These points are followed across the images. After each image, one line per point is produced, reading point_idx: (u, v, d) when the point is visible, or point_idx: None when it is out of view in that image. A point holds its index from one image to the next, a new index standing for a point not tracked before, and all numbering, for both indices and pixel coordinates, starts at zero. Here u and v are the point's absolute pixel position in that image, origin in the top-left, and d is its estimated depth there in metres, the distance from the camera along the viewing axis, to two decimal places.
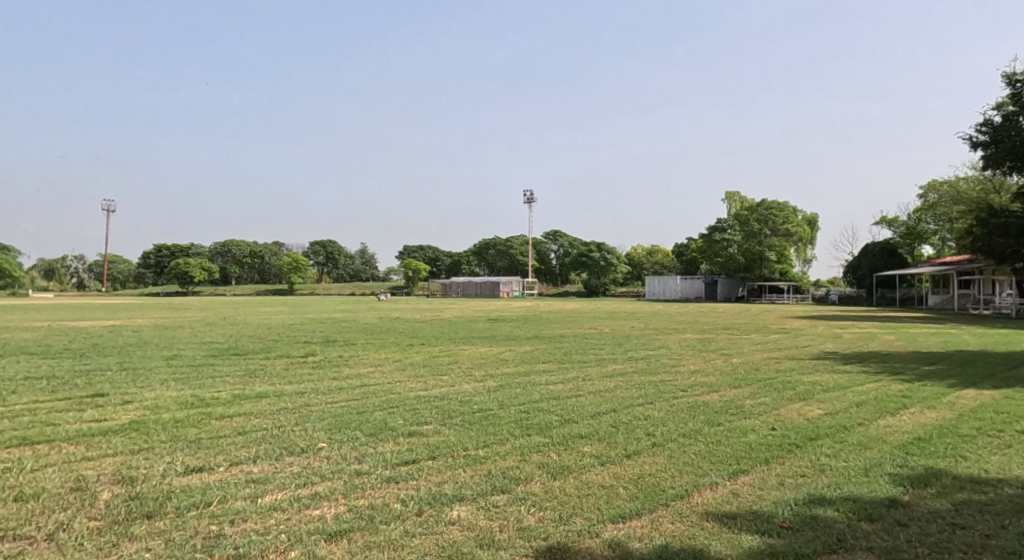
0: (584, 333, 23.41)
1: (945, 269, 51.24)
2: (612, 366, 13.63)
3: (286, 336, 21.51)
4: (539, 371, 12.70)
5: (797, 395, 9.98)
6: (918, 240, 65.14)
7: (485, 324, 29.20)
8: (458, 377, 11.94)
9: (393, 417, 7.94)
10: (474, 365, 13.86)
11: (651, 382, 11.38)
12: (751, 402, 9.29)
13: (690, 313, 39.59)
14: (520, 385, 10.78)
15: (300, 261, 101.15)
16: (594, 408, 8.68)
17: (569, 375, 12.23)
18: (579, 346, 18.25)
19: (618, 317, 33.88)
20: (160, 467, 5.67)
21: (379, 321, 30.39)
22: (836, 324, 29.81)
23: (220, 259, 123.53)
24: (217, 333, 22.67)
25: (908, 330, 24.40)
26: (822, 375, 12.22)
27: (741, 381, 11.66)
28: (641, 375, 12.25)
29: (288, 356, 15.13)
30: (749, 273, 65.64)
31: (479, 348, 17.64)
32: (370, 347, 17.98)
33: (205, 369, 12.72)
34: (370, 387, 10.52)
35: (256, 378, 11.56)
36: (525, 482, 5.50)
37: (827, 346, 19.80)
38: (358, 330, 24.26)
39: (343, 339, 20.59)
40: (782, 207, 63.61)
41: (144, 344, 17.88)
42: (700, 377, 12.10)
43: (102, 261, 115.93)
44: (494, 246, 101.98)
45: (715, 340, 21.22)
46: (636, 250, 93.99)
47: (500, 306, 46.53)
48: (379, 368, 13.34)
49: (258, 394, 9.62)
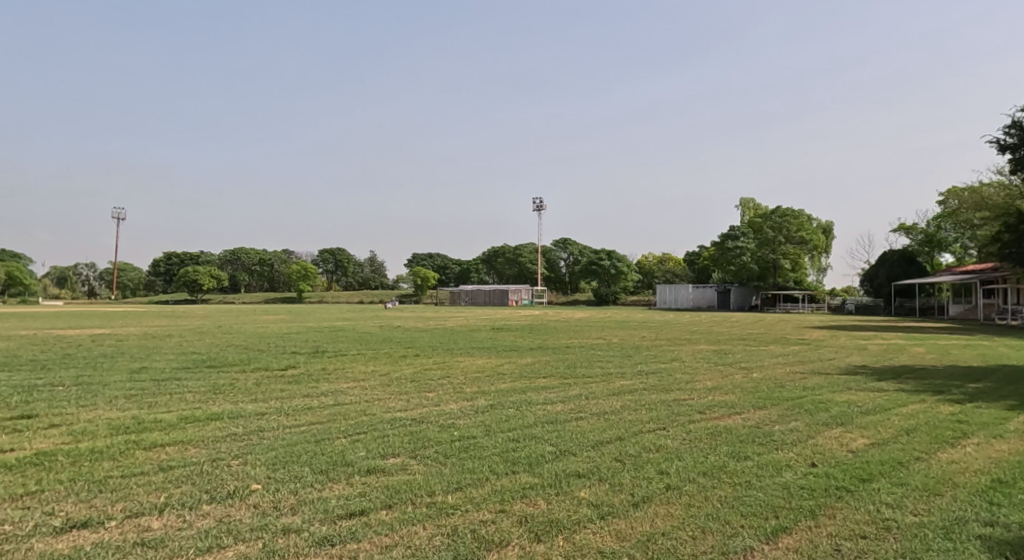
0: (591, 343, 22.11)
1: (967, 278, 49.61)
2: (621, 382, 12.27)
3: (276, 345, 20.35)
4: (537, 388, 11.38)
5: (834, 419, 8.59)
6: (938, 248, 63.41)
7: (488, 333, 27.86)
8: (445, 395, 10.65)
9: (355, 448, 6.65)
10: (466, 380, 12.55)
11: (664, 402, 10.06)
12: (781, 428, 7.93)
13: (703, 322, 38.10)
14: (514, 405, 9.46)
15: (309, 269, 100.46)
16: (597, 436, 7.37)
17: (571, 393, 10.88)
18: (584, 358, 16.90)
19: (628, 326, 32.47)
20: (32, 523, 4.43)
21: (379, 330, 29.19)
22: (858, 334, 28.28)
23: (230, 267, 123.25)
24: (205, 342, 21.51)
25: (938, 342, 22.88)
26: (857, 394, 10.82)
27: (766, 401, 10.28)
28: (652, 393, 10.89)
29: (265, 368, 13.90)
30: (764, 281, 64.41)
31: (476, 361, 16.30)
32: (360, 358, 16.73)
33: (167, 383, 11.46)
34: (342, 407, 9.23)
35: (218, 395, 10.30)
36: (502, 550, 4.25)
37: (854, 359, 18.39)
38: (354, 340, 23.04)
39: (336, 349, 19.36)
40: (797, 214, 62.14)
41: (119, 355, 16.70)
42: (719, 397, 10.73)
43: (113, 269, 115.72)
44: (503, 254, 100.80)
45: (732, 352, 19.77)
46: (647, 259, 92.50)
47: (508, 315, 45.33)
48: (361, 383, 12.08)
49: (210, 416, 8.37)
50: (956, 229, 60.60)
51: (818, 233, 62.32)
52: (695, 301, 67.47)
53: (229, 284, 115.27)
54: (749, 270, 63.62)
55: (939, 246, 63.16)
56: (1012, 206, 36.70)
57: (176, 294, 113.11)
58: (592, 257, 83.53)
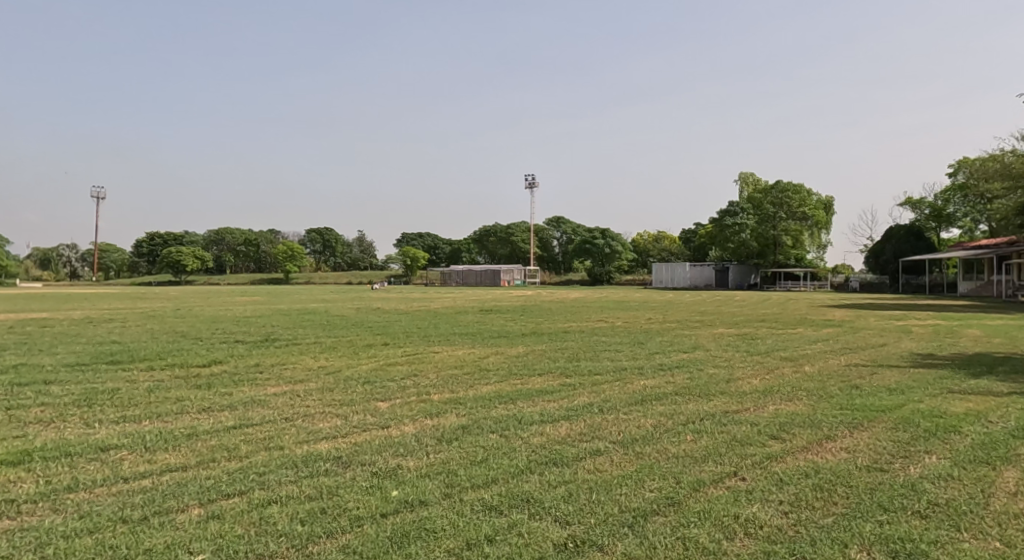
0: (592, 327, 19.18)
1: (981, 253, 46.88)
2: (645, 384, 9.21)
3: (224, 332, 17.19)
4: (532, 396, 8.30)
5: (989, 452, 5.63)
6: (946, 223, 60.65)
7: (475, 316, 24.80)
8: (401, 407, 7.53)
9: (202, 542, 3.65)
10: (438, 382, 9.45)
11: (718, 416, 7.08)
12: (922, 474, 5.00)
13: (708, 302, 35.08)
14: (496, 428, 6.35)
15: (295, 249, 97.09)
16: (636, 500, 4.38)
17: (582, 402, 7.80)
18: (589, 348, 13.75)
19: (630, 307, 29.38)
20: None
21: (354, 313, 26.11)
22: (887, 316, 25.41)
23: (215, 248, 119.90)
24: (143, 328, 18.32)
25: (987, 324, 20.08)
26: (973, 402, 7.88)
27: (857, 414, 7.26)
28: (690, 402, 7.79)
29: (179, 364, 10.68)
30: (763, 259, 61.25)
31: (455, 353, 13.14)
32: (315, 350, 13.61)
33: (17, 391, 8.21)
34: (238, 435, 6.09)
35: (75, 409, 7.12)
36: None
37: (906, 345, 15.56)
38: (319, 326, 19.83)
39: (291, 337, 16.26)
40: (798, 188, 58.83)
41: (16, 346, 13.43)
42: (784, 407, 7.70)
43: (94, 251, 111.52)
44: (494, 233, 97.48)
45: (760, 338, 16.72)
46: (642, 237, 89.22)
47: (500, 296, 42.13)
48: (295, 386, 8.99)
49: (8, 458, 5.18)
50: (966, 202, 57.88)
51: (819, 208, 59.28)
52: (692, 280, 64.08)
53: (213, 264, 111.64)
54: (748, 247, 60.45)
55: (948, 221, 60.40)
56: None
57: (159, 275, 109.48)
58: (586, 235, 80.55)
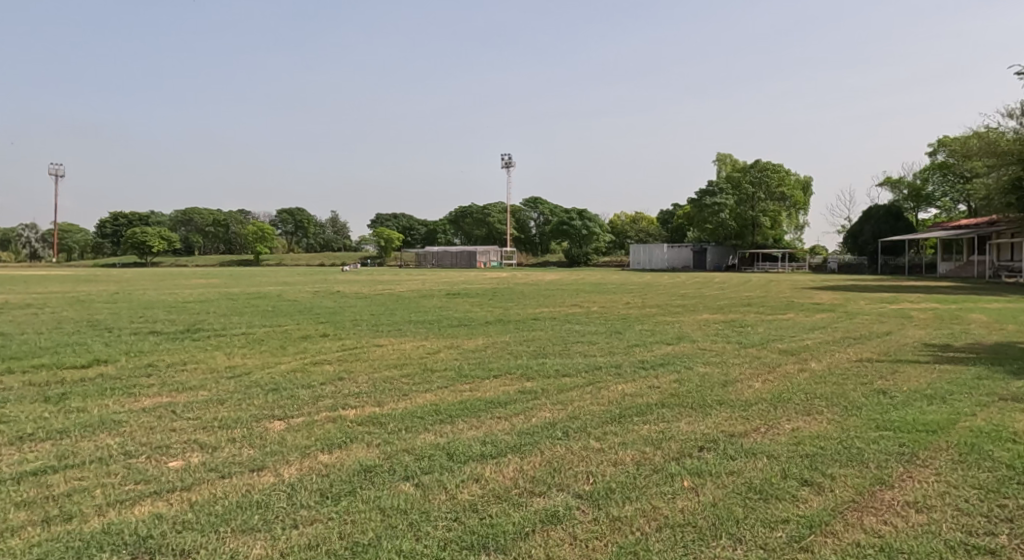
0: (565, 313, 17.37)
1: (962, 234, 45.71)
2: (624, 392, 7.34)
3: (145, 321, 15.04)
4: (477, 411, 6.42)
5: None
6: (924, 203, 59.48)
7: (439, 300, 22.85)
8: (297, 434, 5.58)
9: None
10: (363, 390, 7.50)
11: (723, 443, 5.26)
12: None
13: (687, 284, 33.54)
14: (414, 474, 4.46)
15: (266, 230, 94.29)
16: None
17: (541, 423, 5.93)
18: (559, 340, 11.87)
19: (606, 290, 27.63)
20: None
21: (308, 298, 23.99)
22: (876, 299, 24.05)
23: (183, 229, 116.11)
24: (54, 314, 16.08)
25: (989, 309, 18.60)
26: None
27: (902, 437, 5.51)
28: (684, 421, 5.96)
29: (53, 365, 8.58)
30: (741, 240, 59.79)
31: (401, 347, 11.20)
32: (239, 343, 11.58)
33: None
34: (29, 488, 4.09)
35: None
36: None
37: (912, 334, 13.98)
38: (261, 312, 17.70)
39: (218, 326, 14.13)
40: (777, 166, 57.46)
41: None
42: (805, 427, 5.87)
43: (54, 231, 106.89)
44: (470, 214, 95.16)
45: (750, 325, 15.03)
46: (619, 218, 87.50)
47: (472, 278, 40.15)
48: (178, 397, 6.97)
49: None
50: (945, 182, 56.74)
51: (797, 188, 57.98)
52: (670, 262, 62.48)
53: (181, 245, 108.17)
54: (726, 228, 58.78)
55: (926, 201, 59.27)
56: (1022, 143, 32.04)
57: (123, 256, 105.55)
58: (562, 216, 78.70)
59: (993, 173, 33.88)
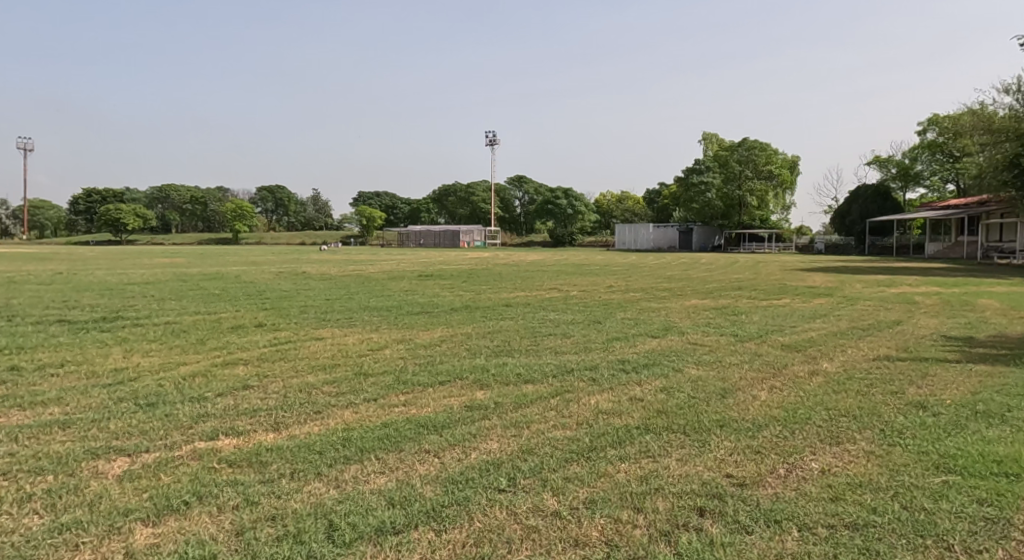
0: (540, 297, 15.75)
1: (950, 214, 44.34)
2: (599, 408, 5.75)
3: (62, 307, 13.22)
4: (400, 440, 4.80)
5: None
6: (913, 183, 58.11)
7: (407, 282, 21.13)
8: (132, 484, 3.94)
9: None
10: (268, 405, 5.84)
11: (732, 502, 3.69)
12: None
13: (673, 266, 32.02)
14: None
15: (244, 207, 91.97)
16: None
17: (482, 463, 4.31)
18: (527, 332, 10.24)
19: (589, 271, 26.04)
20: None
21: (268, 279, 22.19)
22: (873, 282, 22.56)
23: (160, 206, 113.18)
24: None
25: (998, 294, 17.13)
26: None
27: (974, 488, 3.97)
28: (677, 459, 4.38)
29: None
30: (727, 220, 58.37)
31: (340, 340, 9.54)
32: (152, 336, 9.83)
33: None
34: None
35: None
36: None
37: (922, 324, 12.46)
38: (203, 297, 15.90)
39: (141, 315, 12.34)
40: (765, 144, 55.85)
41: None
42: (839, 468, 4.32)
43: (26, 209, 103.65)
44: (453, 193, 93.15)
45: (743, 313, 13.48)
46: (605, 197, 85.78)
47: (451, 257, 38.39)
48: (7, 420, 5.25)
49: None
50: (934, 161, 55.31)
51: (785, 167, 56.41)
52: (655, 242, 61.14)
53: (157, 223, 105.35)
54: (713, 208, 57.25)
55: (914, 181, 57.88)
56: (1017, 119, 30.52)
57: (98, 234, 102.70)
58: (547, 195, 76.98)
59: (986, 151, 32.38)
